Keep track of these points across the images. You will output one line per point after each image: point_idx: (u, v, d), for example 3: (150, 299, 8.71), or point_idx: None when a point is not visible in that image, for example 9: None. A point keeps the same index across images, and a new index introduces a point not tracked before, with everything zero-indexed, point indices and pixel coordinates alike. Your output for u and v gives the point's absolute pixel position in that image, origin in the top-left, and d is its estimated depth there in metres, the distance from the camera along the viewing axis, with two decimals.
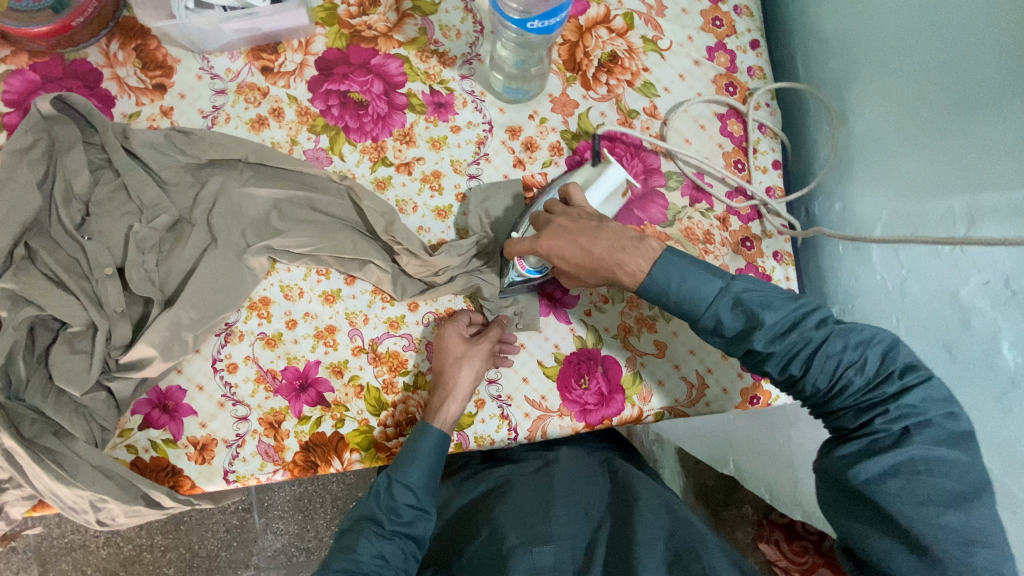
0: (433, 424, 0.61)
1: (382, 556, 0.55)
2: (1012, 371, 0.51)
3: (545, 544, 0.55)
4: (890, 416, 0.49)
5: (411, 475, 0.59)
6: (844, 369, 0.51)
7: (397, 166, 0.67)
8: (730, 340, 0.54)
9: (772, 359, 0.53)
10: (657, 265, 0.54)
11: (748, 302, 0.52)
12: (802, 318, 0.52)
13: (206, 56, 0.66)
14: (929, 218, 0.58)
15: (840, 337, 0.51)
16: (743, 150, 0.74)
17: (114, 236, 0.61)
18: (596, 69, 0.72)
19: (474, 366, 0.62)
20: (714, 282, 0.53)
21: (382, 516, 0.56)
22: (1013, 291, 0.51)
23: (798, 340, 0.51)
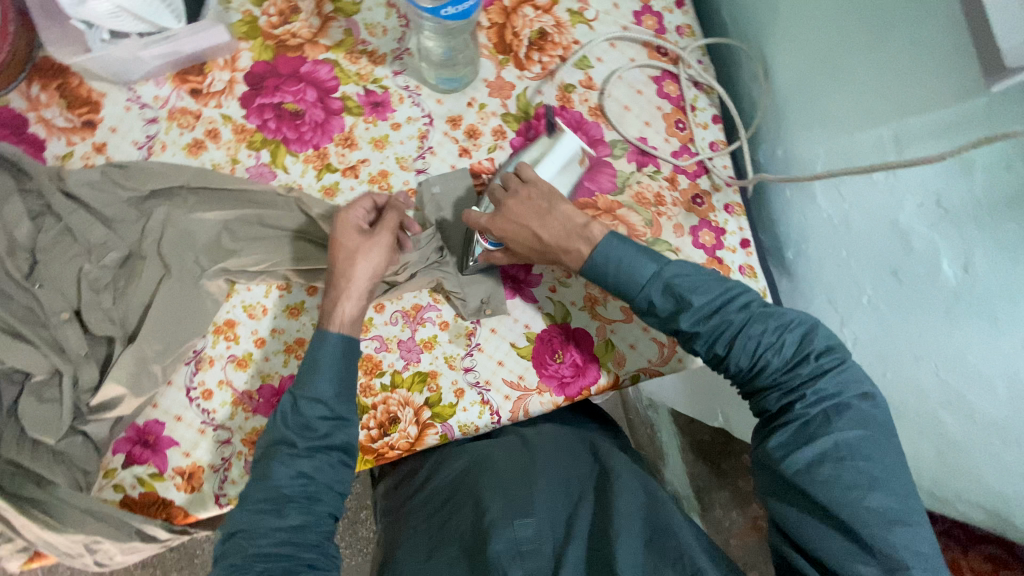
0: (329, 328, 0.58)
1: (303, 474, 0.54)
2: (953, 285, 0.54)
3: (525, 516, 0.56)
4: (809, 401, 0.52)
5: (318, 387, 0.55)
6: (764, 351, 0.54)
7: (343, 170, 0.67)
8: (662, 322, 0.57)
9: (701, 338, 0.56)
10: (595, 253, 0.57)
11: (677, 287, 0.55)
12: (729, 300, 0.56)
13: (132, 87, 0.65)
14: (861, 150, 0.60)
15: (760, 322, 0.54)
16: (682, 109, 0.75)
17: (65, 280, 0.60)
18: (527, 48, 0.73)
19: (371, 260, 0.61)
20: (647, 267, 0.56)
21: (295, 437, 0.54)
22: (944, 209, 0.53)
23: (721, 323, 0.54)
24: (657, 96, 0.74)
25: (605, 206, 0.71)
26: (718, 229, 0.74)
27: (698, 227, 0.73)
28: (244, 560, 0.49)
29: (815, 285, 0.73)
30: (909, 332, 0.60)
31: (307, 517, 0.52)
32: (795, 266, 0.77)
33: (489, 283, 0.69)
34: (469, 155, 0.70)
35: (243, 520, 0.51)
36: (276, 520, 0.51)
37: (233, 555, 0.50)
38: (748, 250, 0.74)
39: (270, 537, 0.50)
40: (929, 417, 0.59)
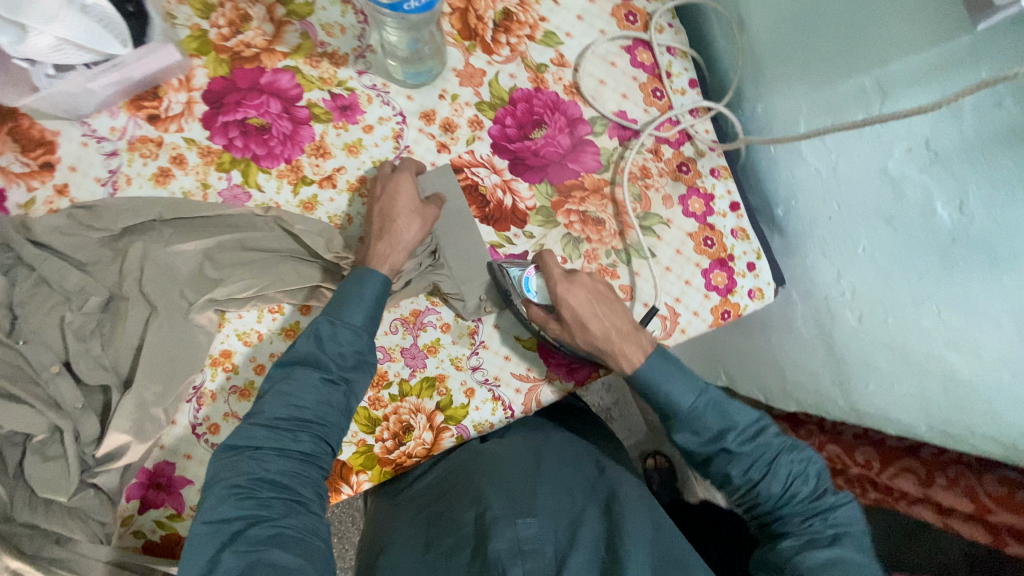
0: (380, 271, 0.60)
1: (327, 400, 0.56)
2: (949, 228, 0.54)
3: (528, 516, 0.57)
4: (827, 522, 0.55)
5: (355, 317, 0.58)
6: (794, 480, 0.57)
7: (320, 182, 0.65)
8: (705, 440, 0.59)
9: (738, 462, 0.58)
10: (645, 361, 0.61)
11: (723, 403, 0.59)
12: (766, 425, 0.59)
13: (85, 120, 0.61)
14: (845, 100, 0.59)
15: (789, 455, 0.58)
16: (658, 77, 0.73)
17: (49, 332, 0.58)
18: (493, 31, 0.70)
19: (425, 221, 0.63)
20: (696, 384, 0.60)
21: (327, 362, 0.57)
22: (934, 152, 0.53)
23: (760, 447, 0.58)
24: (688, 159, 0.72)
25: (592, 185, 0.71)
26: (706, 195, 0.73)
27: (687, 195, 0.72)
28: (249, 483, 0.52)
29: (808, 239, 0.74)
30: (906, 278, 0.60)
31: (316, 449, 0.56)
32: (785, 223, 0.77)
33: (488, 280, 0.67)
34: (448, 150, 0.68)
35: (257, 436, 0.54)
36: (290, 445, 0.54)
37: (234, 476, 0.52)
38: (738, 212, 0.73)
39: (276, 464, 0.54)
40: (934, 357, 0.60)
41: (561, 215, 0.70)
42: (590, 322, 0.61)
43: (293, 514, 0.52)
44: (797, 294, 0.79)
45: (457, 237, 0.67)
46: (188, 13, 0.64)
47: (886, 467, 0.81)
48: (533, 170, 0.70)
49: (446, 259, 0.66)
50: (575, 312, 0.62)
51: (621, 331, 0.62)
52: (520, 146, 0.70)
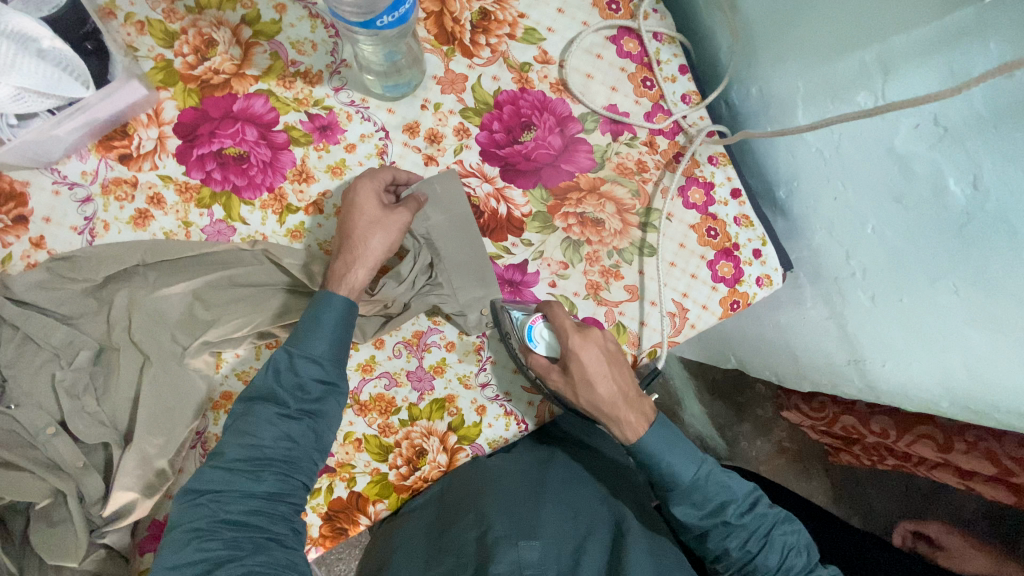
0: (337, 293, 0.56)
1: (289, 436, 0.53)
2: (963, 204, 0.52)
3: (531, 538, 0.58)
4: None
5: (316, 347, 0.54)
6: (789, 552, 0.57)
7: (305, 208, 0.62)
8: (704, 514, 0.57)
9: (736, 534, 0.56)
10: (647, 431, 0.58)
11: (719, 473, 0.58)
12: (759, 497, 0.59)
13: (54, 167, 0.58)
14: (844, 78, 0.57)
15: (783, 526, 0.58)
16: (647, 66, 0.70)
17: (41, 393, 0.55)
18: (471, 33, 0.67)
19: (388, 233, 0.59)
20: (694, 456, 0.58)
21: (286, 396, 0.53)
22: (943, 128, 0.51)
23: (758, 518, 0.57)
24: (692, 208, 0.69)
25: (588, 185, 0.68)
26: (706, 184, 0.70)
27: (687, 186, 0.70)
28: (211, 526, 0.49)
29: (812, 221, 0.71)
30: (919, 256, 0.58)
31: (283, 487, 0.53)
32: (788, 206, 0.75)
33: (490, 291, 0.64)
34: (436, 162, 0.66)
35: (216, 479, 0.50)
36: (252, 486, 0.51)
37: (194, 520, 0.49)
38: (739, 199, 0.71)
39: (241, 504, 0.50)
40: (952, 334, 0.59)
41: (558, 219, 0.67)
42: (598, 383, 0.56)
43: (261, 551, 0.49)
44: (805, 277, 0.77)
45: (453, 246, 0.64)
46: (150, 43, 0.60)
47: (902, 435, 0.83)
48: (525, 175, 0.67)
49: (443, 271, 0.64)
50: (584, 370, 0.56)
51: (627, 397, 0.58)
52: (510, 152, 0.67)
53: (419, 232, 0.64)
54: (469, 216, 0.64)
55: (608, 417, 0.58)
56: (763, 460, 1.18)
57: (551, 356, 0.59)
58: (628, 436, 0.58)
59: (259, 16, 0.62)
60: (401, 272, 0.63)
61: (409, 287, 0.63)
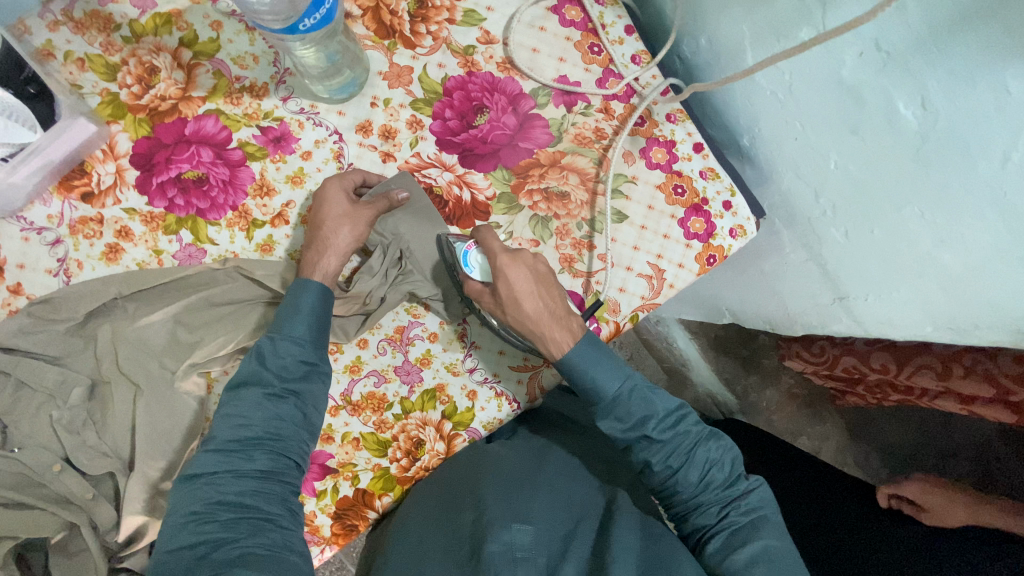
0: (314, 280, 0.59)
1: (277, 415, 0.55)
2: (916, 126, 0.51)
3: (524, 523, 0.59)
4: (742, 509, 0.57)
5: (297, 329, 0.57)
6: (710, 468, 0.59)
7: (271, 221, 0.63)
8: (627, 428, 0.59)
9: (658, 449, 0.59)
10: (572, 347, 0.59)
11: (643, 391, 0.60)
12: (686, 414, 0.61)
13: (20, 214, 0.59)
14: (785, 15, 0.56)
15: (707, 443, 0.60)
16: (592, 32, 0.69)
17: (42, 433, 0.57)
18: (411, 23, 0.66)
19: (356, 225, 0.60)
20: (619, 371, 0.60)
21: (271, 377, 0.55)
22: (886, 53, 0.50)
23: (680, 435, 0.59)
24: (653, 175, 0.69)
25: (549, 159, 0.68)
26: (667, 143, 0.70)
27: (648, 148, 0.70)
28: (207, 509, 0.50)
29: (779, 165, 0.71)
30: (883, 185, 0.58)
31: (275, 465, 0.54)
32: (753, 153, 0.74)
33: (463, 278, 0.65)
34: (394, 158, 0.66)
35: (207, 463, 0.52)
36: (244, 465, 0.53)
37: (190, 504, 0.50)
38: (702, 153, 0.70)
39: (234, 485, 0.52)
40: (924, 257, 0.59)
41: (523, 197, 0.68)
42: (525, 300, 0.59)
43: (260, 532, 0.50)
44: (780, 222, 0.77)
45: (420, 236, 0.65)
46: (93, 79, 0.61)
47: (902, 368, 0.84)
48: (484, 158, 0.67)
49: (413, 261, 0.65)
50: (511, 289, 0.59)
51: (554, 314, 0.60)
52: (466, 137, 0.67)
53: (385, 228, 0.65)
54: (430, 208, 0.65)
55: (536, 334, 0.59)
56: (775, 410, 1.20)
57: (486, 281, 0.61)
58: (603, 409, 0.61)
59: (197, 36, 0.62)
60: (371, 266, 0.64)
61: (381, 279, 0.64)
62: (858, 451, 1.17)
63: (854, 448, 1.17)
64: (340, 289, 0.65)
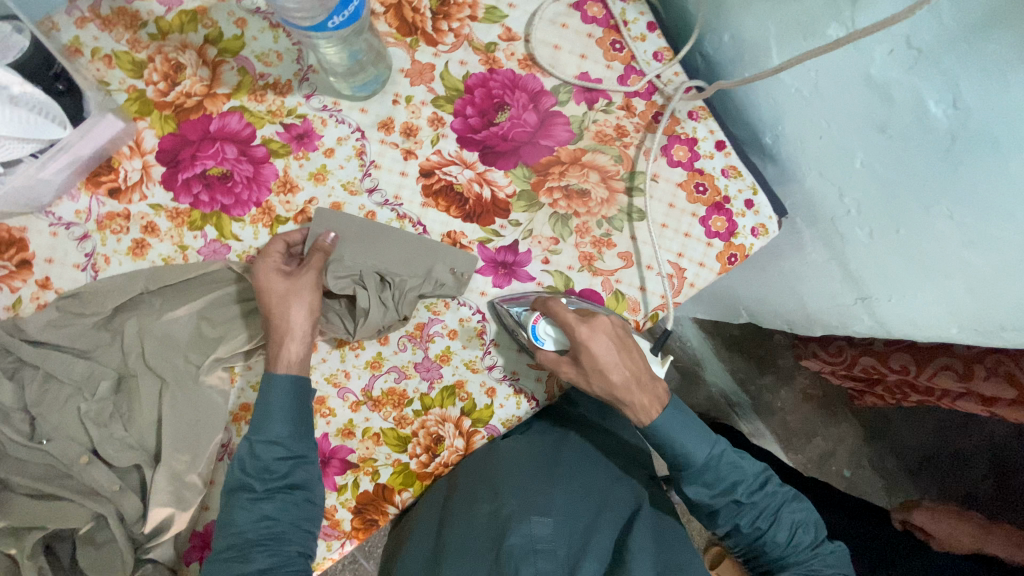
0: (279, 371, 0.58)
1: (267, 516, 0.56)
2: (947, 124, 0.51)
3: (543, 516, 0.62)
4: (826, 563, 0.61)
5: (271, 429, 0.56)
6: (797, 528, 0.63)
7: (294, 218, 0.63)
8: (715, 493, 0.62)
9: (745, 512, 0.63)
10: (659, 414, 0.62)
11: (731, 458, 0.63)
12: (769, 476, 0.65)
13: (48, 210, 0.60)
14: (813, 12, 0.55)
15: (792, 504, 0.64)
16: (614, 28, 0.69)
17: (69, 425, 0.58)
18: (433, 21, 0.66)
19: (303, 301, 0.58)
20: (709, 439, 0.63)
21: (253, 480, 0.56)
22: (918, 50, 0.49)
23: (767, 497, 0.63)
24: (673, 173, 0.69)
25: (570, 157, 0.68)
26: (689, 141, 0.70)
27: (669, 145, 0.69)
28: None
29: (801, 163, 0.70)
30: (911, 184, 0.57)
31: (275, 560, 0.55)
32: (776, 151, 0.73)
33: (442, 260, 0.64)
34: (415, 155, 0.66)
35: (213, 570, 0.55)
36: (244, 566, 0.54)
37: None
38: (724, 151, 0.70)
39: None
40: (950, 258, 0.58)
41: (543, 195, 0.67)
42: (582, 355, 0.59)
43: None
44: (802, 221, 0.76)
45: (378, 249, 0.64)
46: (120, 76, 0.62)
47: (923, 368, 0.82)
48: (505, 156, 0.67)
49: (390, 275, 0.62)
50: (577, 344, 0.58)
51: (639, 380, 0.61)
52: (487, 135, 0.67)
53: (342, 271, 0.62)
54: (364, 224, 0.64)
55: (621, 400, 0.61)
56: (790, 410, 1.19)
57: (562, 350, 0.61)
58: (642, 417, 0.62)
59: (222, 33, 0.63)
60: (364, 307, 0.61)
61: (381, 310, 0.61)
62: (872, 454, 1.17)
63: (870, 451, 1.17)
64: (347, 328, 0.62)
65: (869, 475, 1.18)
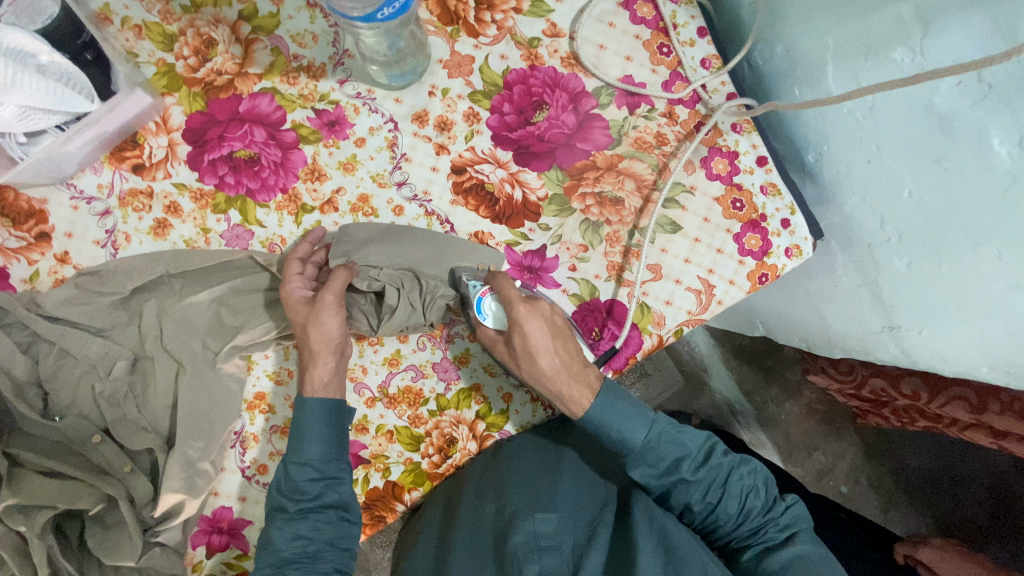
0: (309, 395, 0.58)
1: (300, 536, 0.56)
2: (1010, 166, 0.48)
3: (547, 512, 0.59)
4: (780, 524, 0.56)
5: (306, 452, 0.56)
6: (747, 493, 0.57)
7: (320, 207, 0.62)
8: (659, 474, 0.57)
9: (694, 489, 0.58)
10: (594, 401, 0.57)
11: (669, 434, 0.58)
12: (714, 445, 0.59)
13: (69, 182, 0.58)
14: (879, 34, 0.53)
15: (740, 467, 0.58)
16: (663, 31, 0.66)
17: (83, 403, 0.57)
18: (476, 10, 0.64)
19: (336, 315, 0.57)
20: (645, 419, 0.57)
21: (287, 501, 0.56)
22: (988, 85, 0.47)
23: (715, 468, 0.57)
24: (708, 181, 0.66)
25: (606, 162, 0.66)
26: (730, 154, 0.66)
27: (710, 157, 0.66)
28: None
29: (844, 185, 0.68)
30: (960, 222, 0.55)
31: None
32: (817, 170, 0.71)
33: (470, 258, 0.63)
34: (447, 150, 0.64)
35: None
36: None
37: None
38: (766, 166, 0.66)
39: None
40: (993, 300, 0.55)
41: (576, 200, 0.65)
42: (541, 356, 0.56)
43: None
44: (836, 243, 0.74)
45: (404, 249, 0.62)
46: (150, 47, 0.60)
47: (934, 397, 0.78)
48: (540, 157, 0.65)
49: (425, 277, 0.62)
50: (528, 342, 0.56)
51: (570, 369, 0.58)
52: (522, 133, 0.65)
53: (371, 268, 0.61)
54: (401, 225, 0.63)
55: (576, 400, 0.58)
56: (793, 423, 1.15)
57: (500, 330, 0.59)
58: (574, 408, 0.58)
59: (256, 10, 0.60)
60: (390, 305, 0.60)
61: (408, 309, 0.61)
62: (872, 471, 1.11)
63: (870, 469, 1.11)
64: (369, 327, 0.62)
65: (867, 493, 1.12)
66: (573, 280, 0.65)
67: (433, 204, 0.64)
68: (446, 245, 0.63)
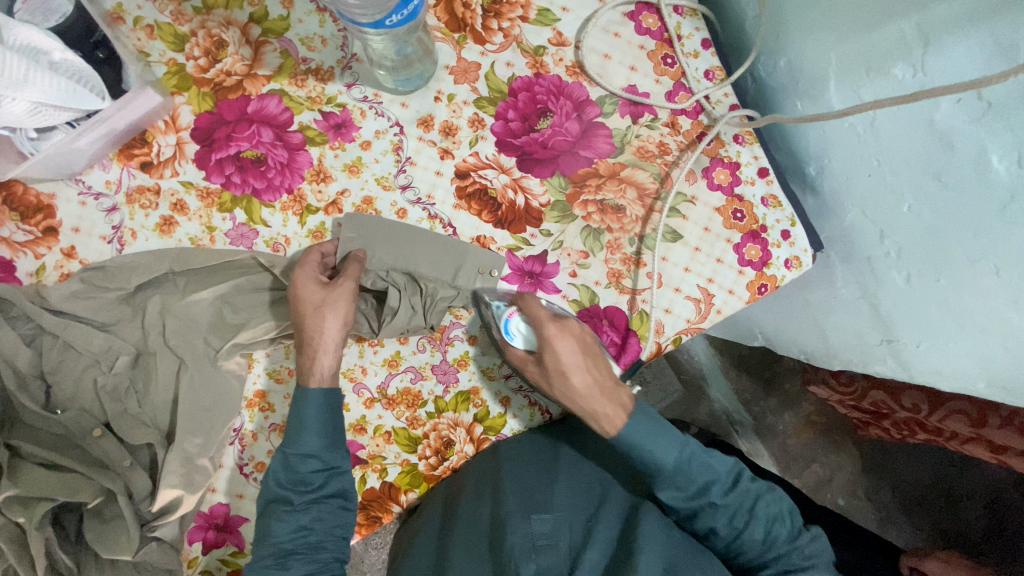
0: (311, 385, 0.58)
1: (303, 526, 0.58)
2: (1009, 183, 0.49)
3: (543, 513, 0.62)
4: (806, 554, 0.58)
5: (306, 444, 0.57)
6: (773, 521, 0.59)
7: (325, 208, 0.62)
8: (690, 496, 0.58)
9: (722, 513, 0.58)
10: (626, 421, 0.57)
11: (701, 457, 0.58)
12: (742, 472, 0.61)
13: (78, 177, 0.59)
14: (880, 49, 0.53)
15: (768, 497, 0.60)
16: (667, 42, 0.67)
17: (84, 396, 0.58)
18: (483, 18, 0.65)
19: (337, 312, 0.57)
20: (680, 440, 0.58)
21: (291, 492, 0.57)
22: (987, 103, 0.48)
23: (743, 494, 0.59)
24: (709, 190, 0.66)
25: (608, 170, 0.66)
26: (732, 164, 0.67)
27: (711, 167, 0.67)
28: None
29: (844, 198, 0.69)
30: (959, 238, 0.55)
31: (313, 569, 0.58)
32: (818, 183, 0.72)
33: (471, 260, 0.63)
34: (452, 155, 0.64)
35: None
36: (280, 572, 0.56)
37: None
38: (767, 178, 0.67)
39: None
40: (992, 316, 0.55)
41: (578, 207, 0.66)
42: (548, 362, 0.57)
43: None
44: (837, 256, 0.74)
45: (406, 250, 0.63)
46: (161, 47, 0.61)
47: (933, 411, 0.79)
48: (542, 164, 0.65)
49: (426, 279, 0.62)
50: (558, 362, 0.56)
51: (604, 388, 0.57)
52: (526, 140, 0.65)
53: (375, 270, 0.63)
54: (402, 224, 0.63)
55: (574, 405, 0.58)
56: (791, 434, 1.15)
57: (528, 349, 0.59)
58: (606, 428, 0.58)
59: (267, 13, 0.62)
60: (392, 306, 0.61)
61: (409, 312, 0.61)
62: (870, 484, 1.11)
63: (867, 482, 1.11)
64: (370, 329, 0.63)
65: (864, 506, 1.12)
66: (574, 287, 0.66)
67: (436, 207, 0.64)
68: (448, 248, 0.63)
